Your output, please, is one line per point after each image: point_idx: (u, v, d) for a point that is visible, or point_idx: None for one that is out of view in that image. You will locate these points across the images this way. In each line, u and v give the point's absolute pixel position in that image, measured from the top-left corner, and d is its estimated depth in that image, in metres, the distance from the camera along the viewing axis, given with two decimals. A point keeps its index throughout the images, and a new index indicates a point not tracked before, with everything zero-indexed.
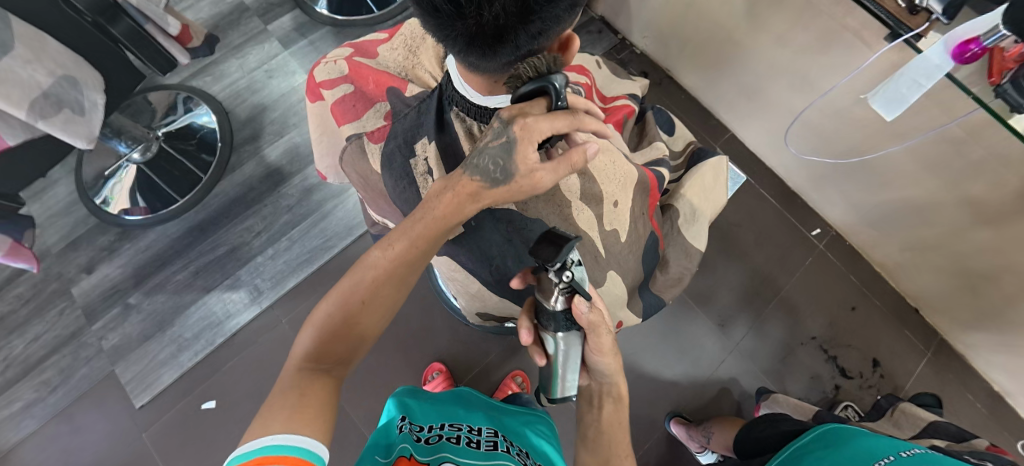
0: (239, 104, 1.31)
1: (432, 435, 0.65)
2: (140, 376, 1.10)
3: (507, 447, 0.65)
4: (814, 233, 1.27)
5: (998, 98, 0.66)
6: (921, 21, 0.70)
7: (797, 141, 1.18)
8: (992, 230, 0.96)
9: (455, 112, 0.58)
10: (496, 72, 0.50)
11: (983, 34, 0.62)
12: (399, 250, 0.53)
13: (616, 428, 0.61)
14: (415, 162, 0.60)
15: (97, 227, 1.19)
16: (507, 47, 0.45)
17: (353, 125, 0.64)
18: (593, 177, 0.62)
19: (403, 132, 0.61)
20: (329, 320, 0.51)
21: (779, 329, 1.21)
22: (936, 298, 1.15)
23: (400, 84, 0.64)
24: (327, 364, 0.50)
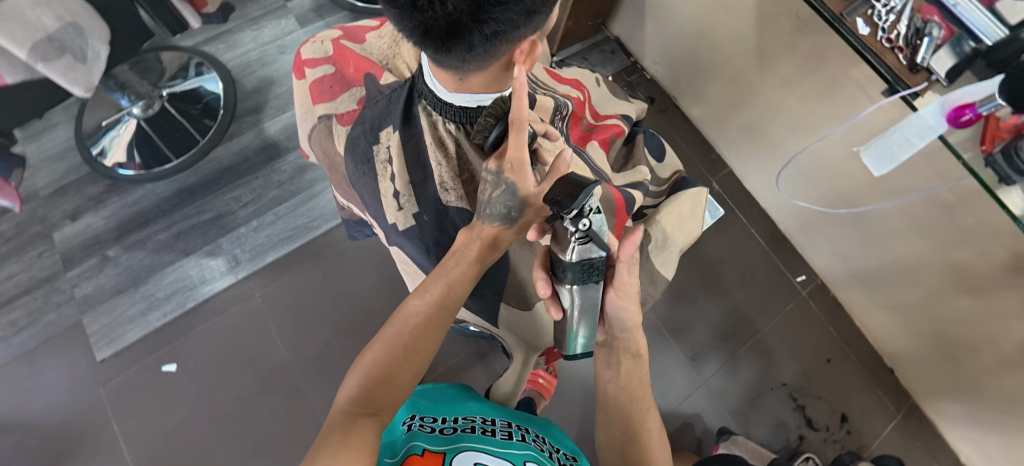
0: (246, 75, 1.32)
1: (445, 426, 0.68)
2: (106, 329, 1.10)
3: (522, 435, 0.70)
4: (799, 280, 1.26)
5: (988, 167, 0.63)
6: (921, 80, 0.65)
7: (789, 185, 1.18)
8: (973, 299, 0.95)
9: (422, 106, 0.59)
10: (457, 69, 0.51)
11: (979, 100, 0.61)
12: (434, 297, 0.58)
13: (635, 382, 0.65)
14: (378, 148, 0.62)
15: (89, 177, 1.20)
16: (459, 45, 0.46)
17: (326, 105, 0.66)
18: None
19: (371, 118, 0.63)
20: (376, 366, 0.54)
21: (751, 370, 1.19)
22: (911, 361, 1.13)
23: (377, 71, 0.65)
24: (372, 409, 0.52)
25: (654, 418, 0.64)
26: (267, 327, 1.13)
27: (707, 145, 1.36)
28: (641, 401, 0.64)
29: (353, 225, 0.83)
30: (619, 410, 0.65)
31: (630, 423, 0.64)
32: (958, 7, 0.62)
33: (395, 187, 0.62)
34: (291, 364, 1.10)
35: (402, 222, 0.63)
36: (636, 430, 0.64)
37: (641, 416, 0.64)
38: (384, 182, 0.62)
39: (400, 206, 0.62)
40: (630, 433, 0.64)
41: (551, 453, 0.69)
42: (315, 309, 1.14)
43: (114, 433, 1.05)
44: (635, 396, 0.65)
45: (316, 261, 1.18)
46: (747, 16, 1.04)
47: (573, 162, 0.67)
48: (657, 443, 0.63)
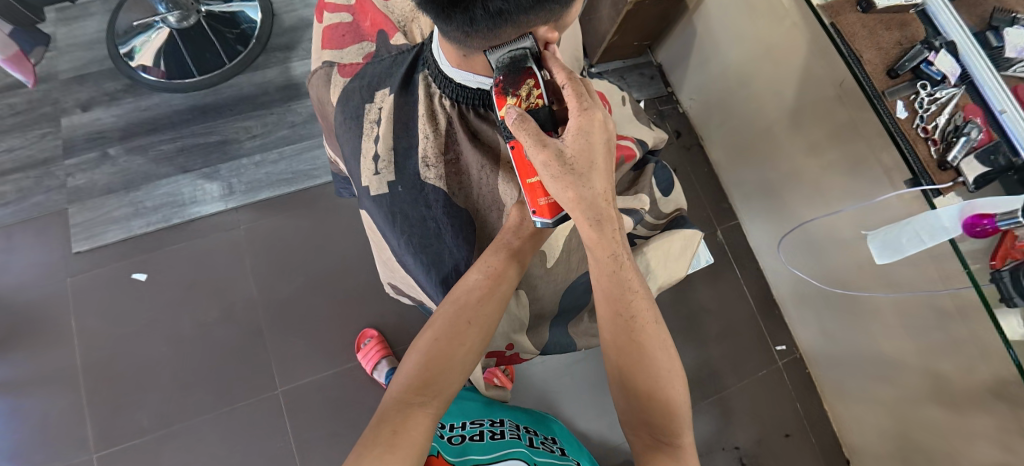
0: (287, 12, 1.31)
1: (456, 433, 0.74)
2: (88, 224, 1.10)
3: (528, 438, 0.78)
4: (778, 349, 1.23)
5: (993, 283, 0.61)
6: (947, 179, 0.63)
7: (791, 253, 1.16)
8: (946, 411, 0.93)
9: (425, 74, 0.61)
10: (459, 42, 0.51)
11: (1001, 213, 0.59)
12: (496, 272, 0.57)
13: (608, 281, 0.54)
14: (371, 107, 0.62)
15: (110, 72, 1.21)
16: (460, 15, 0.46)
17: (332, 52, 0.65)
18: None
19: (371, 76, 0.63)
20: (434, 347, 0.53)
21: (708, 425, 1.17)
22: (870, 457, 1.10)
23: (390, 30, 0.66)
24: (428, 395, 0.51)
25: (644, 321, 0.54)
26: (243, 261, 1.12)
27: (722, 192, 1.34)
28: (629, 303, 0.54)
29: (341, 182, 0.82)
30: (608, 321, 0.55)
31: (621, 331, 0.54)
32: (1004, 115, 0.61)
33: (376, 150, 0.61)
34: (257, 302, 1.10)
35: (374, 187, 0.61)
36: (627, 343, 0.54)
37: (633, 319, 0.54)
38: (367, 142, 0.61)
39: (377, 171, 0.61)
40: (623, 343, 0.54)
41: (559, 451, 0.78)
42: (294, 255, 1.14)
43: (70, 327, 1.05)
44: (616, 297, 0.54)
45: (307, 210, 1.17)
46: (791, 73, 1.01)
47: None
48: (660, 348, 0.54)
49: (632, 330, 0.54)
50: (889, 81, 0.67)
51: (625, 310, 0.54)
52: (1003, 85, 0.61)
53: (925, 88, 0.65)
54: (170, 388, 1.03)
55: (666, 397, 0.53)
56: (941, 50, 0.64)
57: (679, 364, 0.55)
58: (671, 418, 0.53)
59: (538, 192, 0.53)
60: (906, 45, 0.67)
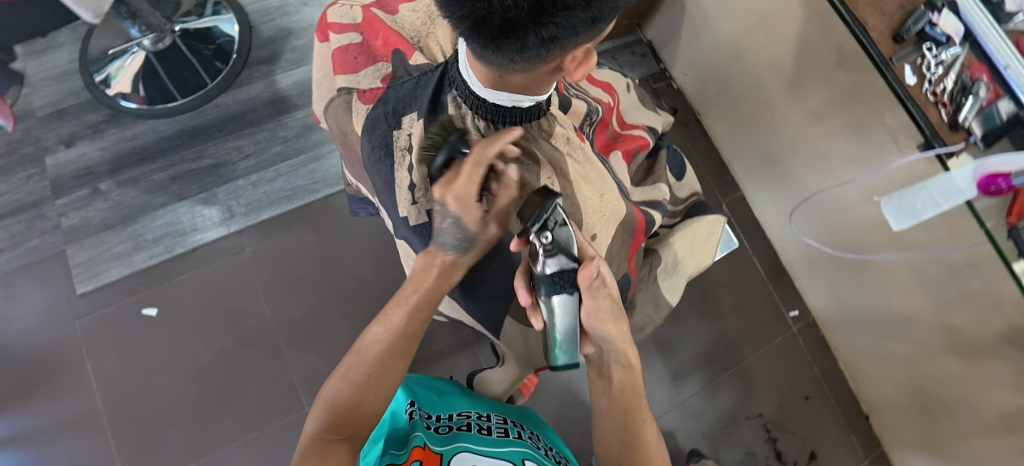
0: (265, 22, 1.26)
1: (441, 425, 0.71)
2: (89, 263, 1.07)
3: (517, 432, 0.72)
4: (792, 315, 1.25)
5: (1011, 239, 0.59)
6: (960, 139, 0.62)
7: (802, 223, 1.16)
8: (962, 362, 0.95)
9: (453, 95, 0.57)
10: (498, 67, 0.48)
11: (1015, 170, 0.59)
12: (397, 323, 0.59)
13: (626, 393, 0.65)
14: (399, 134, 0.58)
15: (88, 103, 1.16)
16: (511, 45, 0.44)
17: (347, 77, 0.62)
18: (579, 205, 0.58)
19: (395, 100, 0.59)
20: (344, 396, 0.57)
21: (730, 397, 1.19)
22: (887, 411, 1.14)
23: (407, 49, 0.62)
24: (343, 433, 0.55)
25: (649, 426, 0.65)
26: (253, 284, 1.11)
27: (723, 166, 1.34)
28: (635, 410, 0.65)
29: (358, 202, 0.80)
30: (618, 417, 0.65)
31: (623, 431, 0.65)
32: (1009, 70, 0.60)
33: (411, 179, 0.57)
34: (272, 324, 1.09)
35: (414, 218, 0.58)
36: (634, 441, 0.64)
37: (635, 421, 0.65)
38: (401, 172, 0.57)
39: (414, 200, 0.57)
40: (625, 440, 0.64)
41: (546, 450, 0.72)
42: (305, 274, 1.12)
43: (85, 370, 1.03)
44: (628, 404, 0.65)
45: (310, 225, 1.15)
46: (787, 42, 1.00)
47: (606, 190, 0.61)
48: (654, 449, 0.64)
49: (637, 437, 0.64)
50: (895, 46, 0.66)
51: (633, 416, 0.65)
52: (1005, 39, 0.60)
53: (931, 50, 0.63)
54: (196, 421, 1.02)
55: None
56: (944, 9, 0.63)
57: (666, 464, 0.66)
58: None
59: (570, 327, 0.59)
60: (909, 8, 0.65)
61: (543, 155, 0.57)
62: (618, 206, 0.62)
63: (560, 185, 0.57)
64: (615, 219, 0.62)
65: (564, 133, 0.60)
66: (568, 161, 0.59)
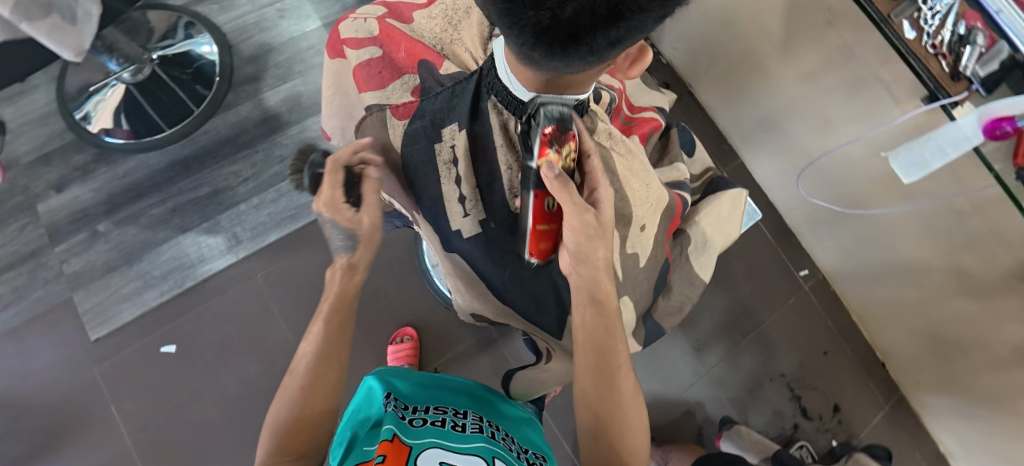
0: (244, 40, 1.23)
1: (415, 417, 0.61)
2: (99, 307, 1.05)
3: (492, 433, 0.62)
4: (802, 274, 1.28)
5: (1017, 180, 0.62)
6: (961, 89, 0.63)
7: (809, 183, 1.17)
8: (973, 302, 0.97)
9: (493, 102, 0.57)
10: (554, 70, 0.47)
11: (1019, 113, 0.59)
12: (318, 333, 0.58)
13: (600, 331, 0.57)
14: (442, 146, 0.59)
15: (73, 144, 1.12)
16: (579, 49, 0.43)
17: (375, 94, 0.61)
18: (627, 198, 0.60)
19: (432, 112, 0.59)
20: (283, 418, 0.55)
21: (752, 361, 1.23)
22: (903, 356, 1.18)
23: (435, 59, 0.60)
24: (289, 456, 0.54)
25: (626, 373, 0.57)
26: (270, 309, 1.09)
27: (720, 136, 1.37)
28: (614, 352, 0.57)
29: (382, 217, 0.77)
30: (591, 358, 0.57)
31: (600, 376, 0.56)
32: (1002, 15, 0.58)
33: (461, 191, 0.59)
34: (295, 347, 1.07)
35: (467, 230, 0.60)
36: (608, 388, 0.56)
37: (613, 366, 0.57)
38: (449, 185, 0.59)
39: (466, 212, 0.60)
40: (602, 386, 0.56)
41: (520, 453, 0.61)
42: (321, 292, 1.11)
43: (111, 415, 1.01)
44: (604, 345, 0.57)
45: (319, 242, 1.14)
46: (775, 6, 1.00)
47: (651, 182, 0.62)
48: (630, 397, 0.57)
49: (613, 380, 0.56)
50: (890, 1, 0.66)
51: (610, 357, 0.57)
52: None
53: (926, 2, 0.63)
54: (233, 452, 1.01)
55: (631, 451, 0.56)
56: None
57: (643, 418, 0.58)
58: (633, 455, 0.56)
59: (539, 238, 0.57)
60: None
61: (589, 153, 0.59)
62: (663, 193, 0.63)
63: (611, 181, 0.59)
64: (661, 208, 0.63)
65: (607, 128, 0.61)
66: (613, 157, 0.60)
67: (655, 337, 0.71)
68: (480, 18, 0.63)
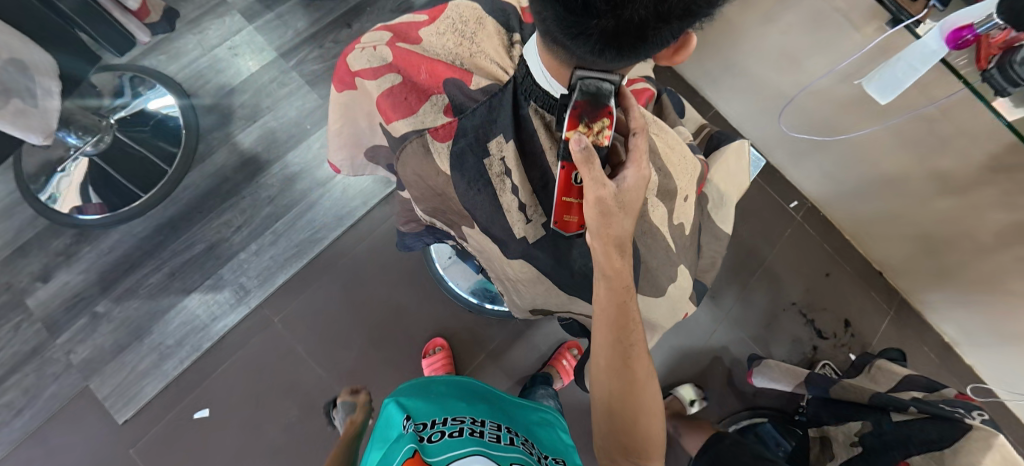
0: (201, 86, 1.19)
1: (435, 430, 0.62)
2: (120, 389, 1.01)
3: (511, 438, 0.63)
4: (792, 206, 1.35)
5: (984, 81, 0.66)
6: (920, 8, 0.71)
7: (790, 119, 1.21)
8: (955, 199, 1.03)
9: (533, 108, 0.54)
10: (608, 68, 0.48)
11: (978, 21, 0.63)
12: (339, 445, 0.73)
13: (614, 308, 0.56)
14: (491, 161, 0.55)
15: (48, 230, 1.07)
16: (649, 46, 0.45)
17: (406, 121, 0.56)
18: (670, 172, 0.61)
19: (474, 129, 0.54)
20: None
21: (764, 298, 1.29)
22: (898, 262, 1.26)
23: (462, 76, 0.56)
24: None
25: (640, 352, 0.57)
26: (297, 351, 1.08)
27: (691, 89, 1.41)
28: (629, 330, 0.56)
29: (411, 238, 0.75)
30: (606, 334, 0.56)
31: (616, 352, 0.56)
32: None
33: (519, 200, 0.56)
34: (329, 383, 1.06)
35: (531, 235, 0.57)
36: (622, 366, 0.56)
37: (629, 343, 0.56)
38: (507, 196, 0.55)
39: (528, 218, 0.57)
40: (617, 362, 0.56)
41: (540, 457, 0.62)
42: (343, 323, 1.10)
43: None
44: (619, 322, 0.56)
45: (329, 274, 1.12)
46: None
47: (687, 159, 0.64)
48: (645, 373, 0.57)
49: (628, 357, 0.56)
50: None
51: (624, 334, 0.56)
52: None
53: None
54: None
55: (643, 425, 0.57)
56: None
57: (658, 396, 0.59)
58: (643, 432, 0.57)
59: (566, 209, 0.54)
60: None
61: None
62: (696, 163, 0.65)
63: (654, 161, 0.60)
64: (697, 176, 0.65)
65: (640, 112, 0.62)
66: (653, 136, 0.61)
67: (698, 295, 0.74)
68: (497, 28, 0.59)
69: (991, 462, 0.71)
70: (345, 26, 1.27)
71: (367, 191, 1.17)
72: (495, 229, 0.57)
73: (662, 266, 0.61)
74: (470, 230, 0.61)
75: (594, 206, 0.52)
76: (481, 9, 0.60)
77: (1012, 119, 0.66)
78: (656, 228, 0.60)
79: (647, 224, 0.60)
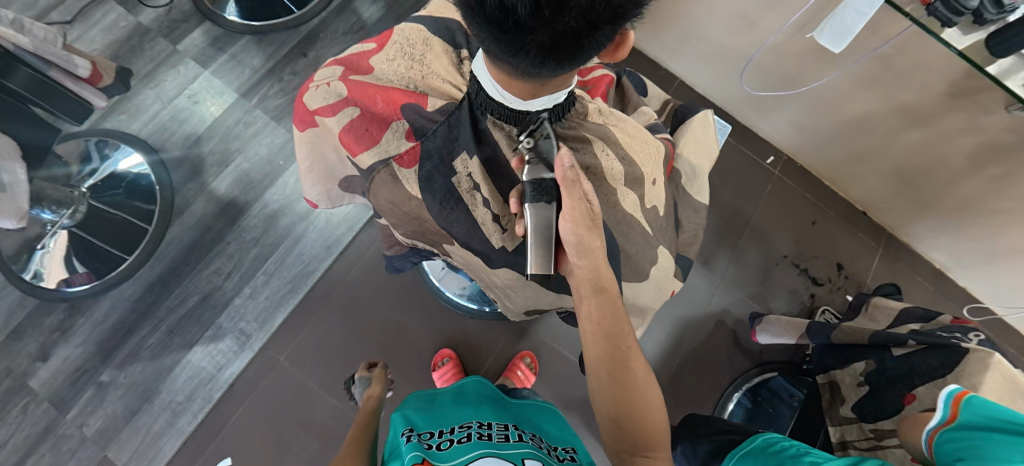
0: (167, 139, 1.18)
1: (443, 439, 0.65)
2: (139, 453, 1.02)
3: (519, 436, 0.66)
4: (769, 161, 1.37)
5: (930, 15, 0.67)
6: None
7: (751, 78, 1.22)
8: (921, 131, 1.04)
9: (491, 120, 0.55)
10: (551, 78, 0.49)
11: None
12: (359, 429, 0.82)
13: (608, 319, 0.57)
14: (458, 179, 0.56)
15: (39, 308, 1.06)
16: (586, 52, 0.46)
17: (371, 152, 0.57)
18: (633, 160, 0.61)
19: (437, 150, 0.56)
20: None
21: (755, 255, 1.31)
22: (879, 200, 1.28)
23: (418, 99, 0.57)
24: None
25: (637, 356, 0.57)
26: (308, 385, 1.08)
27: (652, 62, 1.42)
28: (624, 336, 0.57)
29: (400, 259, 0.76)
30: (604, 345, 0.57)
31: (616, 362, 0.56)
32: None
33: (492, 212, 0.57)
34: (345, 412, 1.07)
35: (510, 244, 0.58)
36: (623, 373, 0.56)
37: (626, 351, 0.57)
38: (479, 210, 0.57)
39: (503, 228, 0.58)
40: (617, 372, 0.56)
41: (548, 449, 0.66)
42: (348, 350, 1.11)
43: None
44: (614, 332, 0.57)
45: (326, 305, 1.13)
46: None
47: (648, 143, 0.64)
48: (645, 378, 0.57)
49: (626, 362, 0.57)
50: None
51: (621, 342, 0.57)
52: None
53: None
54: None
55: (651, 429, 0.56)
56: None
57: (661, 402, 0.58)
58: (654, 435, 0.56)
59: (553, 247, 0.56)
60: None
61: (590, 134, 0.60)
62: (658, 145, 0.65)
63: (616, 153, 0.60)
64: (662, 159, 0.65)
65: (597, 107, 0.62)
66: (612, 129, 0.61)
67: (686, 269, 0.75)
68: (443, 46, 0.59)
69: (994, 382, 0.74)
70: (301, 55, 1.27)
71: (351, 217, 1.17)
72: (475, 242, 0.59)
73: (643, 250, 0.63)
74: (454, 246, 0.62)
75: (580, 219, 0.54)
76: (427, 30, 0.61)
77: (963, 47, 0.67)
78: (631, 215, 0.61)
79: (622, 213, 0.61)
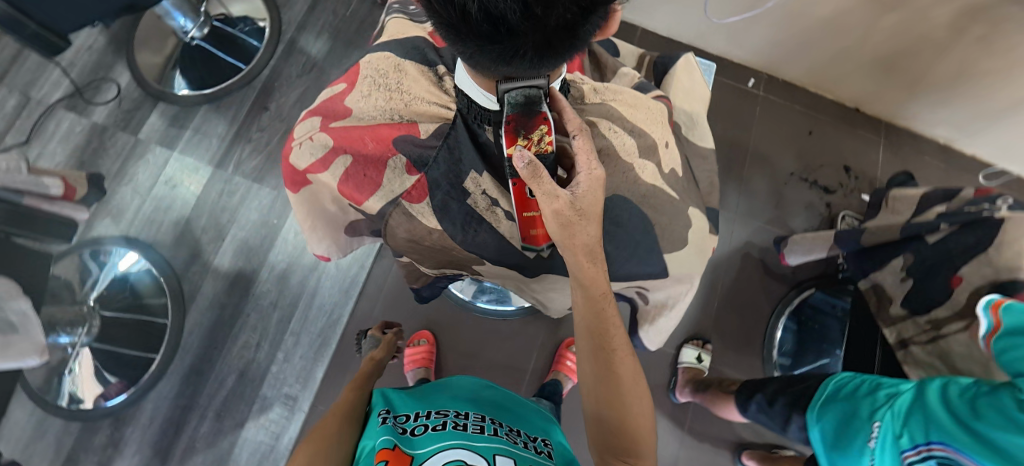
0: (157, 230, 1.16)
1: (418, 424, 0.62)
2: None
3: (495, 428, 0.62)
4: (751, 84, 1.35)
5: None
6: None
7: (714, 9, 1.17)
8: (895, 16, 1.01)
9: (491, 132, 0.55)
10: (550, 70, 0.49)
11: None
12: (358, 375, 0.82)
13: (592, 316, 0.55)
14: (474, 199, 0.56)
15: (85, 430, 1.05)
16: (583, 38, 0.46)
17: (376, 196, 0.57)
18: (642, 128, 0.61)
19: (444, 178, 0.55)
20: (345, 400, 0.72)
21: (763, 181, 1.30)
22: (867, 93, 1.27)
23: (409, 129, 0.56)
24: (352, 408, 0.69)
25: (624, 358, 0.55)
26: None
27: None
28: (610, 336, 0.55)
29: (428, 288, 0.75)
30: (588, 341, 0.56)
31: (600, 361, 0.55)
32: None
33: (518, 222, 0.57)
34: None
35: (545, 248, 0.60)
36: (608, 372, 0.55)
37: (613, 351, 0.55)
38: (504, 224, 0.57)
39: None
40: (602, 370, 0.55)
41: (525, 442, 0.62)
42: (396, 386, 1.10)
43: None
44: (597, 329, 0.55)
45: None
46: None
47: (653, 107, 0.63)
48: (632, 378, 0.55)
49: (611, 362, 0.55)
50: None
51: (605, 342, 0.55)
52: None
53: None
54: None
55: (636, 429, 0.55)
56: None
57: (652, 405, 0.57)
58: (634, 441, 0.55)
59: (531, 225, 0.56)
60: None
61: (594, 116, 0.60)
62: (659, 106, 0.64)
63: (623, 127, 0.60)
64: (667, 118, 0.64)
65: (591, 86, 0.62)
66: (614, 105, 0.61)
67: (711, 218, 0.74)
68: (417, 67, 0.58)
69: None
70: (263, 109, 1.24)
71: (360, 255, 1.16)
72: None
73: (667, 215, 0.62)
74: (488, 264, 0.63)
75: (552, 219, 0.52)
76: (395, 54, 0.59)
77: None
78: (648, 186, 0.61)
79: (637, 185, 0.60)
